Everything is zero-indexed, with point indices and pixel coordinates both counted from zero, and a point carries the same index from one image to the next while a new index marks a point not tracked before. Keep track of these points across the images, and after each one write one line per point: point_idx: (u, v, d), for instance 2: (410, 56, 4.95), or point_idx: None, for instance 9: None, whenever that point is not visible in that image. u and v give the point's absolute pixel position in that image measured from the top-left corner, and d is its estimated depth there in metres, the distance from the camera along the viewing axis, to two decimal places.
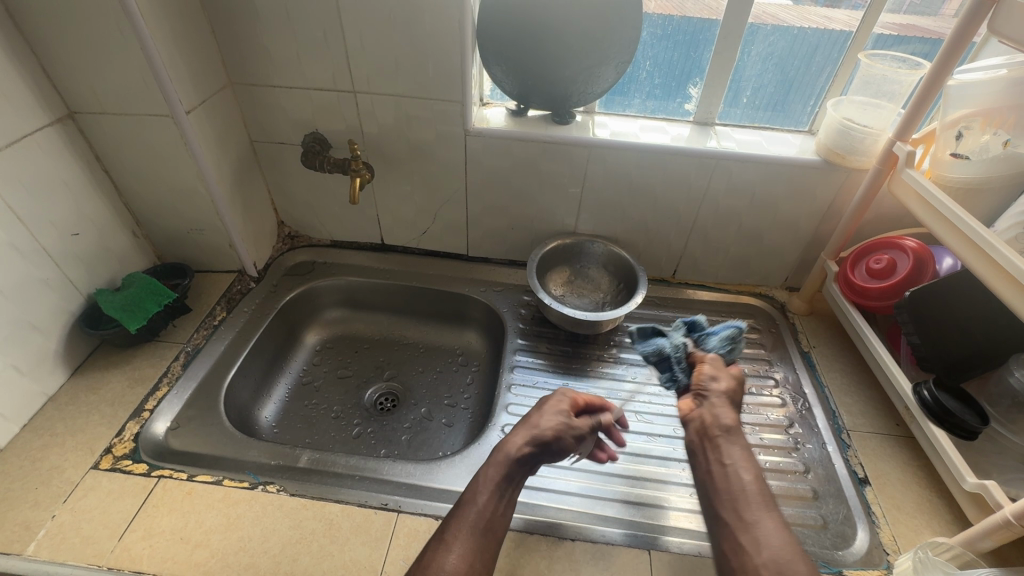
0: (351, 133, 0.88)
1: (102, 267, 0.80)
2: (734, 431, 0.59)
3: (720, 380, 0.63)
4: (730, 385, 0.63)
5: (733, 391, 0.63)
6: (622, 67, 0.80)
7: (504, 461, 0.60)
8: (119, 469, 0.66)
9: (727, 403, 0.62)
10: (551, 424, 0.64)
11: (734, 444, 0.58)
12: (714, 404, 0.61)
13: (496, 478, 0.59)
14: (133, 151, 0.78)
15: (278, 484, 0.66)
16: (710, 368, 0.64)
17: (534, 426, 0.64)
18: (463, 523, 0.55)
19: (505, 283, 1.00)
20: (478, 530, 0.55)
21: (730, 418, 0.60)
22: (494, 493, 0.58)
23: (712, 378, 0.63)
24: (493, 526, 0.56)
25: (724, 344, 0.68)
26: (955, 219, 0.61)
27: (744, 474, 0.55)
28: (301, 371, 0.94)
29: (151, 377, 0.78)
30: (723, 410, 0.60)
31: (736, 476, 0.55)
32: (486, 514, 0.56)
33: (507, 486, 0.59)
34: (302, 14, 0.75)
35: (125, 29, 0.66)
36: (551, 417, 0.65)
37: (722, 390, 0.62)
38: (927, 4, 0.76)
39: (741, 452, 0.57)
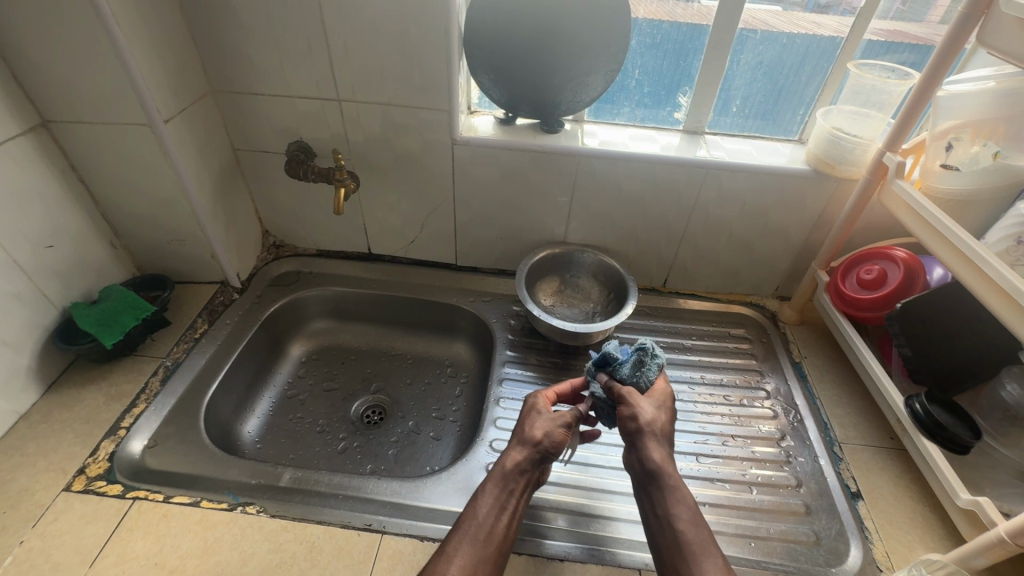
0: (336, 142, 0.86)
1: (78, 279, 0.78)
2: (664, 474, 0.60)
3: (641, 419, 0.63)
4: (654, 418, 0.64)
5: (658, 423, 0.64)
6: (610, 75, 0.79)
7: (501, 474, 0.62)
8: (92, 490, 0.64)
9: (657, 441, 0.63)
10: (538, 427, 0.66)
11: (667, 491, 0.59)
12: (644, 450, 0.62)
13: (496, 490, 0.60)
14: (110, 161, 0.76)
15: (259, 504, 0.65)
16: (627, 408, 0.65)
17: (523, 435, 0.66)
18: (463, 537, 0.56)
19: (494, 293, 0.99)
20: (478, 542, 0.55)
21: (658, 458, 0.61)
22: (493, 505, 0.59)
23: (633, 418, 0.64)
24: (494, 537, 0.56)
25: (634, 368, 0.69)
26: (947, 232, 0.60)
27: (679, 523, 0.57)
28: (286, 384, 0.92)
29: (129, 393, 0.75)
30: (653, 454, 0.61)
31: (672, 527, 0.57)
32: (485, 525, 0.57)
33: (507, 497, 0.60)
34: (285, 21, 0.73)
35: (99, 37, 0.64)
36: (536, 421, 0.67)
37: (647, 427, 0.63)
38: (915, 12, 0.75)
39: (675, 496, 0.59)
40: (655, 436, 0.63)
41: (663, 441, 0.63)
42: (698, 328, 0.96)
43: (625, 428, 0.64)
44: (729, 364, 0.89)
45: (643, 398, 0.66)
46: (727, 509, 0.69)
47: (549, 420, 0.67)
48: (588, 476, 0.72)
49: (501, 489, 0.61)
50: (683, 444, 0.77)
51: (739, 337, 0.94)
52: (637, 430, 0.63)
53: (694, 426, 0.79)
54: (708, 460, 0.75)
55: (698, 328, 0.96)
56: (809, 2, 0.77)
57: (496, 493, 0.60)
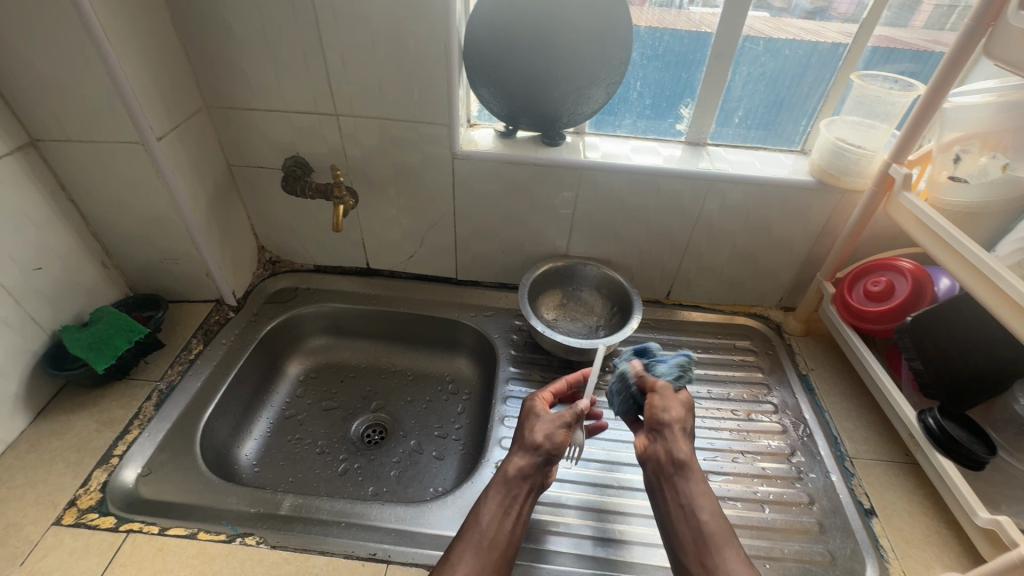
0: (334, 157, 0.84)
1: (69, 302, 0.76)
2: (690, 468, 0.58)
3: (670, 412, 0.61)
4: (682, 416, 0.61)
5: (685, 419, 0.61)
6: (611, 88, 0.79)
7: (504, 479, 0.60)
8: (84, 524, 0.61)
9: (682, 435, 0.60)
10: (540, 430, 0.62)
11: (694, 482, 0.57)
12: (668, 441, 0.59)
13: (498, 497, 0.58)
14: (101, 179, 0.74)
15: (258, 535, 0.62)
16: (659, 399, 0.62)
17: (525, 437, 0.63)
18: (465, 546, 0.55)
19: (496, 307, 0.97)
20: (481, 551, 0.54)
21: (684, 451, 0.58)
22: (497, 512, 0.58)
23: (663, 411, 0.61)
24: (497, 545, 0.55)
25: (673, 371, 0.65)
26: (957, 243, 0.59)
27: (703, 513, 0.56)
28: (284, 404, 0.90)
29: (121, 419, 0.73)
30: (679, 447, 0.59)
31: (695, 518, 0.56)
32: (488, 534, 0.56)
33: (510, 503, 0.58)
34: (281, 37, 0.72)
35: (90, 55, 0.62)
36: (538, 423, 0.63)
37: (676, 422, 0.60)
38: (899, 16, 0.74)
39: (698, 488, 0.57)
40: (681, 431, 0.60)
41: (687, 435, 0.60)
42: (702, 341, 0.94)
43: (653, 417, 0.61)
44: (735, 376, 0.88)
45: (674, 397, 0.63)
46: (740, 530, 0.67)
47: (549, 423, 0.63)
48: (597, 496, 0.70)
49: (505, 495, 0.59)
50: None
51: (743, 349, 0.93)
52: (666, 424, 0.60)
53: (702, 441, 0.78)
54: (718, 478, 0.73)
55: (703, 340, 0.94)
56: (797, 8, 0.75)
57: (500, 499, 0.58)
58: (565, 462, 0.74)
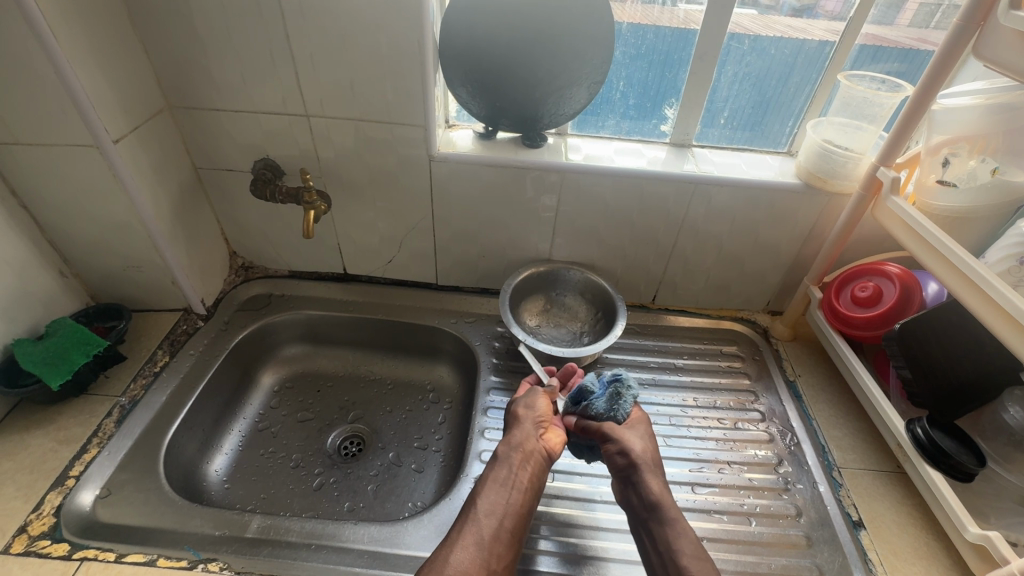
0: (305, 159, 0.81)
1: (23, 314, 0.72)
2: (664, 507, 0.58)
3: (632, 452, 0.63)
4: (643, 450, 0.64)
5: (648, 455, 0.64)
6: (594, 87, 0.76)
7: (499, 456, 0.63)
8: (34, 552, 0.58)
9: (652, 473, 0.62)
10: (518, 406, 0.70)
11: (668, 523, 0.57)
12: (640, 482, 0.61)
13: (495, 473, 0.61)
14: (55, 185, 0.70)
15: (222, 560, 0.59)
16: (616, 443, 0.65)
17: (510, 417, 0.70)
18: (465, 520, 0.56)
19: (477, 314, 0.94)
20: (482, 519, 0.56)
21: (655, 491, 0.60)
22: (496, 486, 0.59)
23: (622, 453, 0.64)
24: (496, 511, 0.57)
25: (610, 401, 0.69)
26: (946, 249, 0.57)
27: (683, 557, 0.54)
28: (256, 416, 0.86)
29: (80, 437, 0.69)
30: (651, 486, 0.60)
31: (676, 562, 0.54)
32: (488, 504, 0.57)
33: (508, 475, 0.61)
34: (245, 33, 0.68)
35: (36, 54, 0.58)
36: (517, 402, 0.71)
37: (640, 461, 0.62)
38: (885, 15, 0.73)
39: (676, 529, 0.56)
40: (648, 468, 0.62)
41: (658, 473, 0.62)
42: (688, 346, 0.92)
43: (617, 465, 0.64)
44: (722, 384, 0.86)
45: (625, 431, 0.66)
46: (727, 545, 0.65)
47: (528, 395, 0.72)
48: (581, 512, 0.68)
49: (501, 470, 0.61)
50: (677, 473, 0.73)
51: (730, 355, 0.91)
52: (630, 465, 0.62)
53: (688, 452, 0.76)
54: (705, 490, 0.71)
55: (689, 346, 0.92)
56: (785, 6, 0.73)
57: (496, 474, 0.61)
58: (549, 477, 0.71)
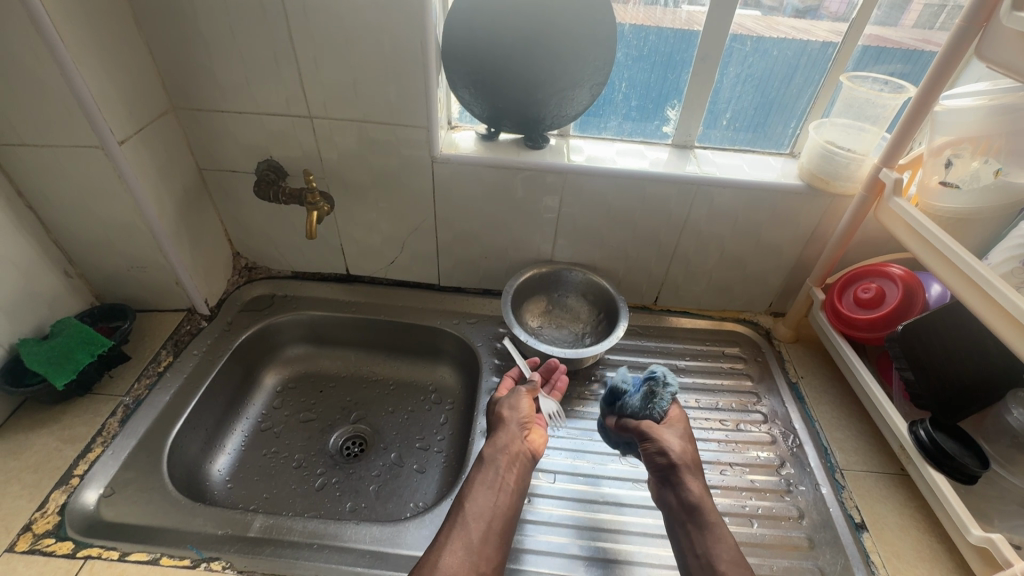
0: (308, 160, 0.81)
1: (29, 314, 0.72)
2: (703, 510, 0.61)
3: (673, 454, 0.66)
4: (683, 452, 0.67)
5: (687, 457, 0.66)
6: (596, 89, 0.76)
7: (485, 459, 0.66)
8: (39, 551, 0.58)
9: (691, 476, 0.65)
10: (502, 406, 0.72)
11: (707, 527, 0.60)
12: (680, 484, 0.64)
13: (482, 476, 0.64)
14: (60, 186, 0.71)
15: (225, 559, 0.60)
16: (657, 443, 0.67)
17: (495, 419, 0.72)
18: (454, 523, 0.59)
19: (479, 314, 0.95)
20: (470, 523, 0.59)
21: (695, 495, 0.63)
22: (482, 489, 0.62)
23: (662, 453, 0.66)
24: (483, 514, 0.60)
25: (644, 399, 0.72)
26: (947, 251, 0.57)
27: (721, 562, 0.57)
28: (259, 416, 0.87)
29: (84, 436, 0.70)
30: (691, 489, 0.63)
31: (713, 567, 0.57)
32: (476, 507, 0.60)
33: (494, 478, 0.64)
34: (249, 35, 0.68)
35: (42, 57, 0.59)
36: (501, 401, 0.74)
37: (681, 462, 0.65)
38: (889, 15, 0.73)
39: (716, 534, 0.60)
40: (688, 470, 0.65)
41: (696, 475, 0.65)
42: (690, 348, 0.92)
43: (656, 464, 0.66)
44: (723, 385, 0.86)
45: (666, 431, 0.69)
46: None
47: (510, 396, 0.74)
48: (583, 513, 0.68)
49: (487, 474, 0.64)
50: None
51: (732, 356, 0.91)
52: (671, 466, 0.65)
53: None
54: None
55: (691, 348, 0.92)
56: (788, 7, 0.73)
57: (483, 478, 0.64)
58: (551, 478, 0.71)
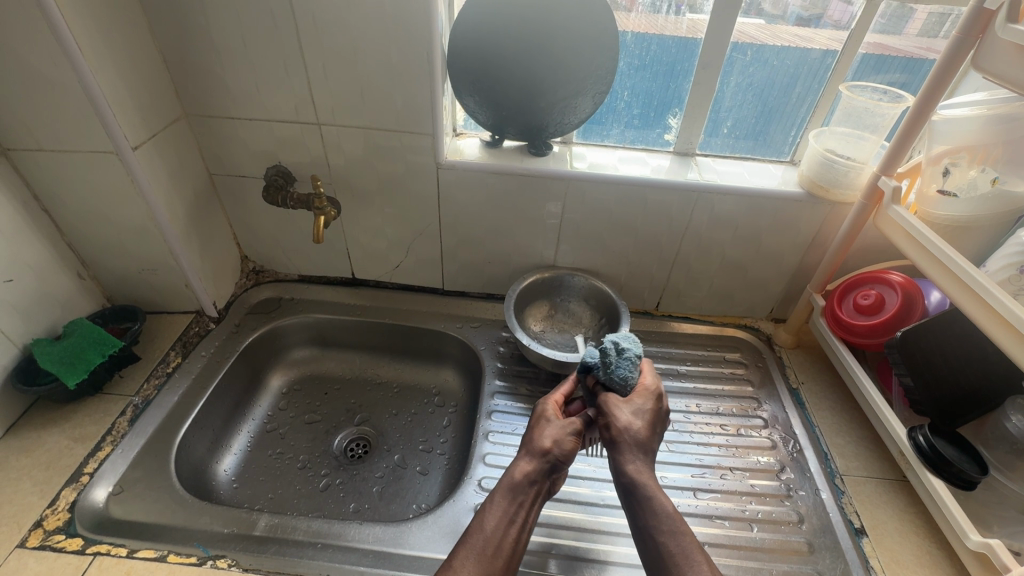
0: (316, 166, 0.83)
1: (43, 314, 0.74)
2: (640, 485, 0.53)
3: (614, 429, 0.57)
4: (629, 424, 0.57)
5: (634, 431, 0.57)
6: (599, 97, 0.78)
7: (512, 485, 0.58)
8: (50, 547, 0.59)
9: (633, 450, 0.56)
10: (548, 432, 0.61)
11: (645, 501, 0.53)
12: (618, 461, 0.56)
13: (507, 504, 0.56)
14: (75, 190, 0.72)
15: (231, 557, 0.61)
16: (603, 416, 0.59)
17: (531, 438, 0.62)
18: (467, 553, 0.52)
19: (483, 319, 0.96)
20: (486, 557, 0.52)
21: (631, 470, 0.54)
22: (501, 518, 0.55)
23: (608, 428, 0.58)
24: (502, 551, 0.53)
25: (605, 366, 0.62)
26: (946, 258, 0.58)
27: (661, 535, 0.50)
28: (265, 417, 0.88)
29: (94, 435, 0.71)
30: (628, 465, 0.55)
31: (656, 540, 0.51)
32: (495, 539, 0.54)
33: (517, 512, 0.56)
34: (260, 45, 0.70)
35: (61, 65, 0.61)
36: (547, 424, 0.62)
37: (623, 437, 0.56)
38: (891, 24, 0.73)
39: (653, 507, 0.52)
40: (629, 447, 0.56)
41: (642, 449, 0.56)
42: (692, 353, 0.93)
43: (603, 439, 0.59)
44: (724, 390, 0.86)
45: (619, 404, 0.59)
46: (728, 551, 0.66)
47: (561, 425, 0.62)
48: (584, 515, 0.68)
49: (512, 502, 0.57)
50: (680, 478, 0.74)
51: (733, 361, 0.92)
52: (612, 441, 0.57)
53: (690, 458, 0.76)
54: (706, 496, 0.72)
55: (693, 353, 0.93)
56: (791, 15, 0.75)
57: (507, 505, 0.57)
58: None
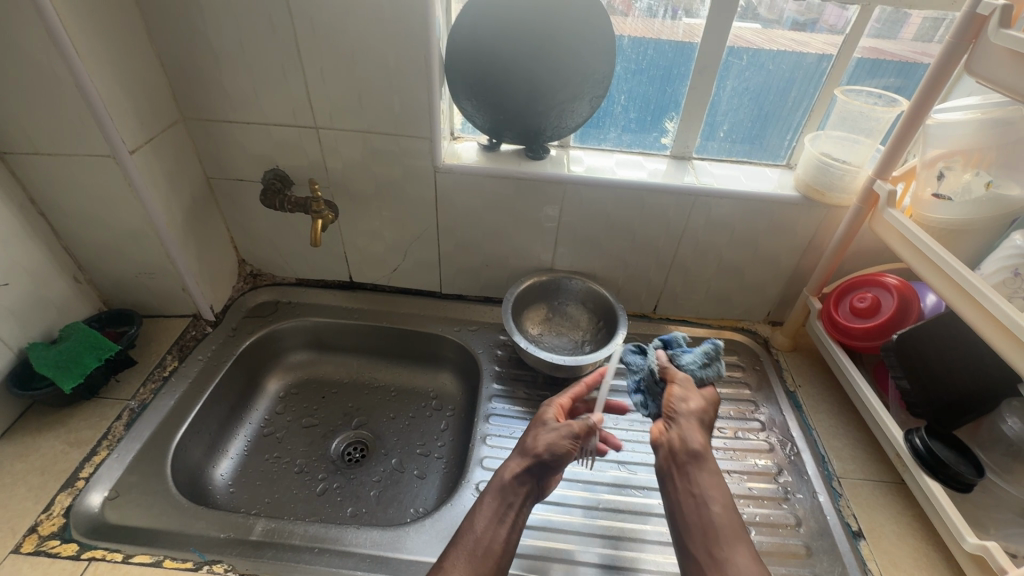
0: (314, 170, 0.83)
1: (39, 318, 0.74)
2: (705, 457, 0.59)
3: (689, 405, 0.61)
4: (700, 407, 0.61)
5: (703, 411, 0.61)
6: (597, 102, 0.78)
7: (502, 486, 0.59)
8: (44, 552, 0.59)
9: (699, 426, 0.60)
10: (540, 436, 0.62)
11: (706, 471, 0.58)
12: (686, 430, 0.60)
13: (495, 505, 0.57)
14: (72, 193, 0.72)
15: (227, 562, 0.60)
16: (681, 391, 0.62)
17: (526, 441, 0.62)
18: (457, 552, 0.54)
19: (481, 322, 0.96)
20: (473, 557, 0.53)
21: (700, 443, 0.59)
22: (491, 519, 0.56)
23: (681, 402, 0.61)
24: (491, 552, 0.54)
25: (699, 360, 0.65)
26: (941, 261, 0.58)
27: (713, 504, 0.56)
28: (262, 421, 0.88)
29: (90, 440, 0.71)
30: (693, 436, 0.59)
31: (705, 507, 0.56)
32: (484, 540, 0.55)
33: (506, 511, 0.57)
34: (258, 49, 0.70)
35: (59, 70, 0.61)
36: (541, 428, 0.63)
37: (692, 412, 0.61)
38: (887, 28, 0.74)
39: (712, 479, 0.58)
40: (700, 423, 0.60)
41: (706, 427, 0.61)
42: None
43: (670, 409, 0.61)
44: (722, 393, 0.86)
45: (695, 390, 0.63)
46: None
47: (556, 429, 0.62)
48: (582, 519, 0.68)
49: (500, 502, 0.58)
50: None
51: (731, 364, 0.92)
52: (682, 414, 0.61)
53: None
54: None
55: None
56: (787, 20, 0.75)
57: (494, 505, 0.58)
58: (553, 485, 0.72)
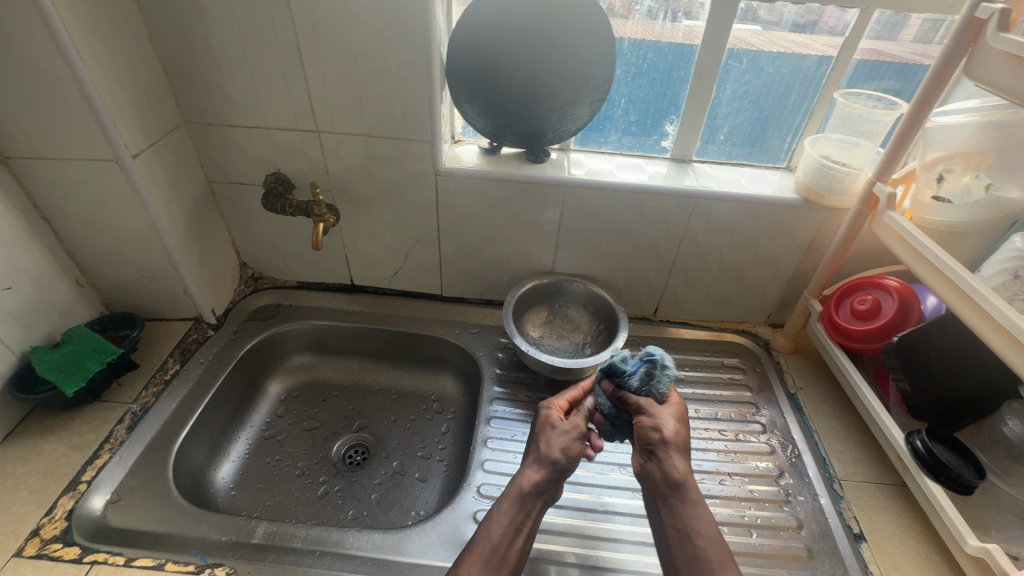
0: (315, 173, 0.83)
1: (42, 322, 0.74)
2: (687, 487, 0.58)
3: (664, 433, 0.61)
4: (675, 433, 0.61)
5: (680, 438, 0.61)
6: (597, 105, 0.78)
7: (520, 494, 0.59)
8: (46, 555, 0.59)
9: (679, 455, 0.60)
10: (553, 441, 0.63)
11: (689, 502, 0.58)
12: (664, 462, 0.60)
13: (512, 513, 0.57)
14: (75, 198, 0.73)
15: (229, 566, 0.61)
16: (648, 420, 0.62)
17: (539, 447, 0.63)
18: (474, 559, 0.54)
19: (481, 325, 0.96)
20: (489, 566, 0.53)
21: (681, 471, 0.59)
22: (508, 527, 0.57)
23: (654, 431, 0.61)
24: (507, 560, 0.55)
25: (644, 379, 0.64)
26: (941, 264, 0.58)
27: (699, 538, 0.55)
28: (263, 424, 0.88)
29: (92, 443, 0.71)
30: (672, 467, 0.59)
31: (691, 540, 0.56)
32: (501, 549, 0.55)
33: (523, 519, 0.58)
34: (260, 54, 0.71)
35: (63, 76, 0.62)
36: (552, 432, 0.63)
37: (670, 442, 0.60)
38: (887, 30, 0.74)
39: (696, 510, 0.57)
40: (677, 451, 0.60)
41: (685, 454, 0.61)
42: (691, 358, 0.93)
43: (646, 439, 0.61)
44: (723, 396, 0.87)
45: (661, 410, 0.63)
46: None
47: (567, 433, 0.63)
48: (583, 522, 0.68)
49: (516, 510, 0.58)
50: None
51: (732, 366, 0.92)
52: (660, 443, 0.60)
53: None
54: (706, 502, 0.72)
55: (691, 358, 0.93)
56: (787, 22, 0.75)
57: (511, 514, 0.58)
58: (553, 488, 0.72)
